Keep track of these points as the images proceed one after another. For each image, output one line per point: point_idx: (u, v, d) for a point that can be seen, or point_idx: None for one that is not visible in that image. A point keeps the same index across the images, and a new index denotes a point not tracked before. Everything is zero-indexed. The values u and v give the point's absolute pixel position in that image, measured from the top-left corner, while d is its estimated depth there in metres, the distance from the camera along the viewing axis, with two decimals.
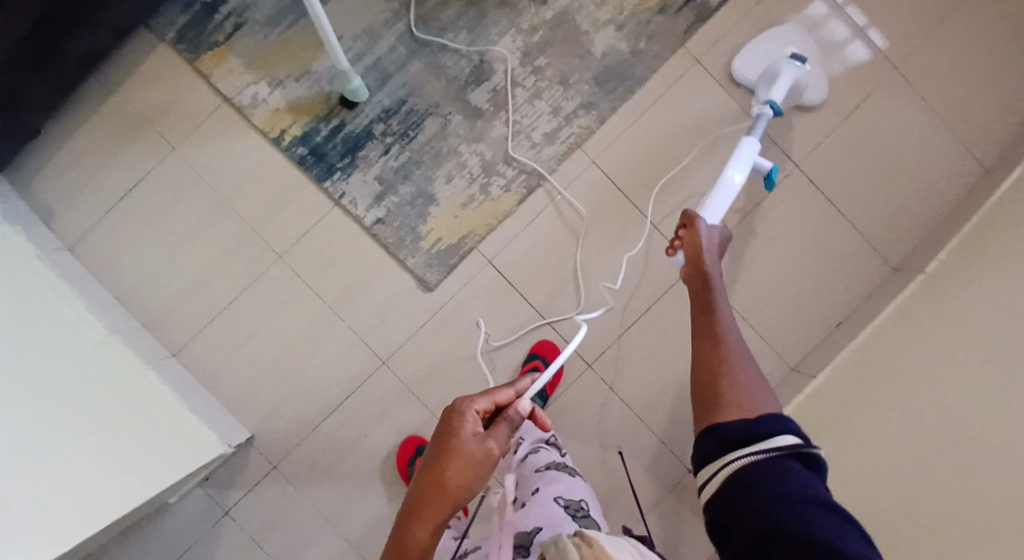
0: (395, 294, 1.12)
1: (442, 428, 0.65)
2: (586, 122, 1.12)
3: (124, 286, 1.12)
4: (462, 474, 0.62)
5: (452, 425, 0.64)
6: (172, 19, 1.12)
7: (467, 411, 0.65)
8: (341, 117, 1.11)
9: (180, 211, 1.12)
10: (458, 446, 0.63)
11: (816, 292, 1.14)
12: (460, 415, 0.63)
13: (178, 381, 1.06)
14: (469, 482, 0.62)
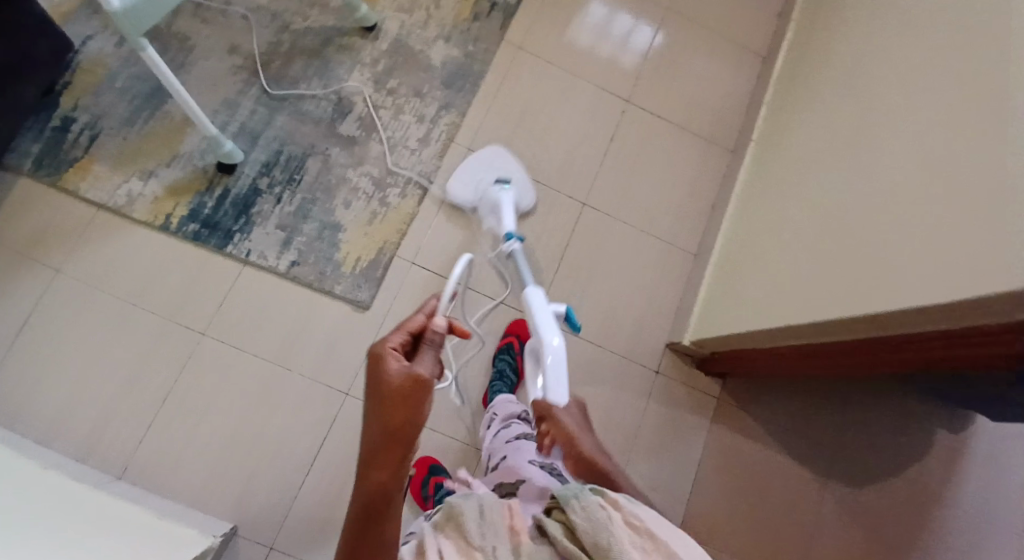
0: (335, 325, 1.12)
1: (366, 377, 0.63)
2: (450, 119, 1.25)
3: (38, 427, 1.01)
4: (398, 407, 0.59)
5: (375, 368, 0.62)
6: (24, 151, 1.10)
7: (383, 351, 0.64)
8: (224, 184, 1.14)
9: (80, 327, 1.05)
10: (387, 380, 0.61)
11: (689, 192, 1.33)
12: (376, 353, 0.62)
13: (136, 494, 0.96)
14: (415, 407, 0.60)
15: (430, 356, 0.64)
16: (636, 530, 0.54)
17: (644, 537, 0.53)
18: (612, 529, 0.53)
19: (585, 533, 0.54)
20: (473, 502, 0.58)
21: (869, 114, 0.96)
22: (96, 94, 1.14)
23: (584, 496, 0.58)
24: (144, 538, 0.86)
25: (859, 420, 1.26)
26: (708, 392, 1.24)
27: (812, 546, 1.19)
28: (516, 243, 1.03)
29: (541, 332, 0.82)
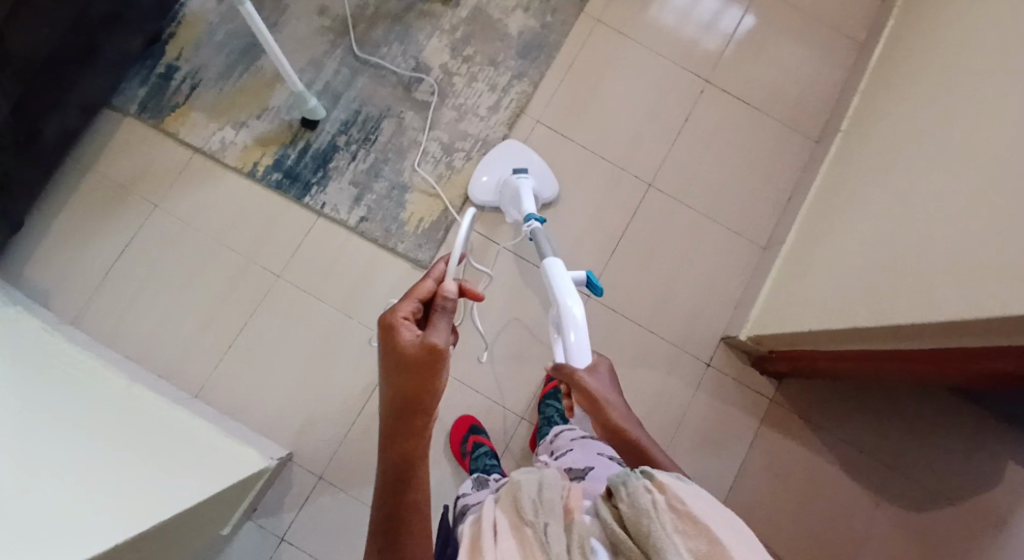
0: (394, 282, 1.17)
1: (382, 347, 0.66)
2: (522, 90, 1.26)
3: (128, 345, 1.12)
4: (412, 376, 0.62)
5: (391, 339, 0.64)
6: (132, 95, 1.20)
7: (398, 323, 0.65)
8: (305, 138, 1.21)
9: (171, 260, 1.16)
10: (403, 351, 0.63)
11: (762, 180, 1.28)
12: (388, 326, 0.64)
13: (208, 414, 1.06)
14: (427, 373, 0.62)
15: (442, 323, 0.66)
16: (679, 512, 0.52)
17: (686, 519, 0.51)
18: (654, 514, 0.52)
19: (630, 519, 0.53)
20: (533, 477, 0.59)
21: (968, 105, 0.88)
22: (198, 47, 1.23)
23: (631, 480, 0.56)
24: (209, 454, 0.95)
25: (925, 436, 1.19)
26: (761, 389, 1.20)
27: (857, 558, 1.14)
28: (536, 222, 0.99)
29: (559, 296, 0.82)
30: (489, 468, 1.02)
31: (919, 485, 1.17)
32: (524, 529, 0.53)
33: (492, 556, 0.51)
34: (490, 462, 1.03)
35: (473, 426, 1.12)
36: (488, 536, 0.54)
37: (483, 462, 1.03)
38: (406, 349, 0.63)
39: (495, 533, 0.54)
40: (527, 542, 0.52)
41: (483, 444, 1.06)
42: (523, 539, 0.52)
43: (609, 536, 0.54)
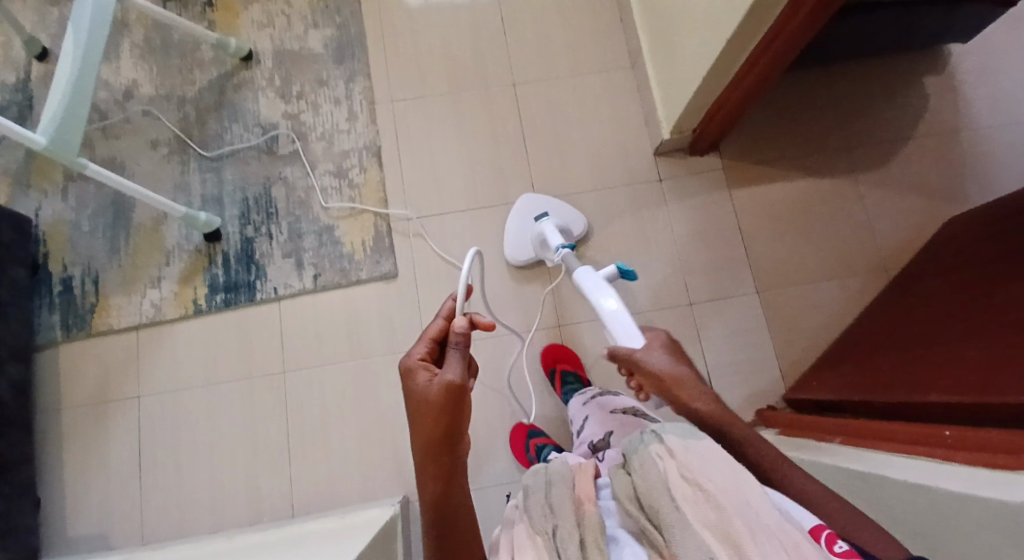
0: (381, 303, 1.20)
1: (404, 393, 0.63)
2: (362, 86, 1.31)
3: (205, 520, 1.11)
4: (432, 417, 0.58)
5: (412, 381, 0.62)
6: (47, 324, 1.17)
7: (412, 368, 0.63)
8: (220, 250, 1.21)
9: (188, 427, 1.15)
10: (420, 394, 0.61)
11: (592, 19, 1.37)
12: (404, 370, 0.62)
13: (317, 515, 1.07)
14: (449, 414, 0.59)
15: (456, 358, 0.62)
16: (692, 482, 0.55)
17: (700, 499, 0.53)
18: (664, 482, 0.56)
19: (641, 491, 0.57)
20: (541, 481, 0.63)
21: None
22: (74, 248, 1.21)
23: (644, 448, 0.61)
24: (341, 530, 0.97)
25: (850, 109, 1.32)
26: (711, 167, 1.30)
27: (874, 231, 1.26)
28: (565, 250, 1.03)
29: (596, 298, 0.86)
30: None
31: (874, 148, 1.30)
32: (539, 537, 0.57)
33: None
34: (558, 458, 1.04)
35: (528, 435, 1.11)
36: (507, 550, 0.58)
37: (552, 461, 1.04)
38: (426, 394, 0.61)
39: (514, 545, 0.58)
40: (539, 549, 0.56)
41: (547, 444, 1.08)
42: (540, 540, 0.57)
43: (629, 512, 0.57)
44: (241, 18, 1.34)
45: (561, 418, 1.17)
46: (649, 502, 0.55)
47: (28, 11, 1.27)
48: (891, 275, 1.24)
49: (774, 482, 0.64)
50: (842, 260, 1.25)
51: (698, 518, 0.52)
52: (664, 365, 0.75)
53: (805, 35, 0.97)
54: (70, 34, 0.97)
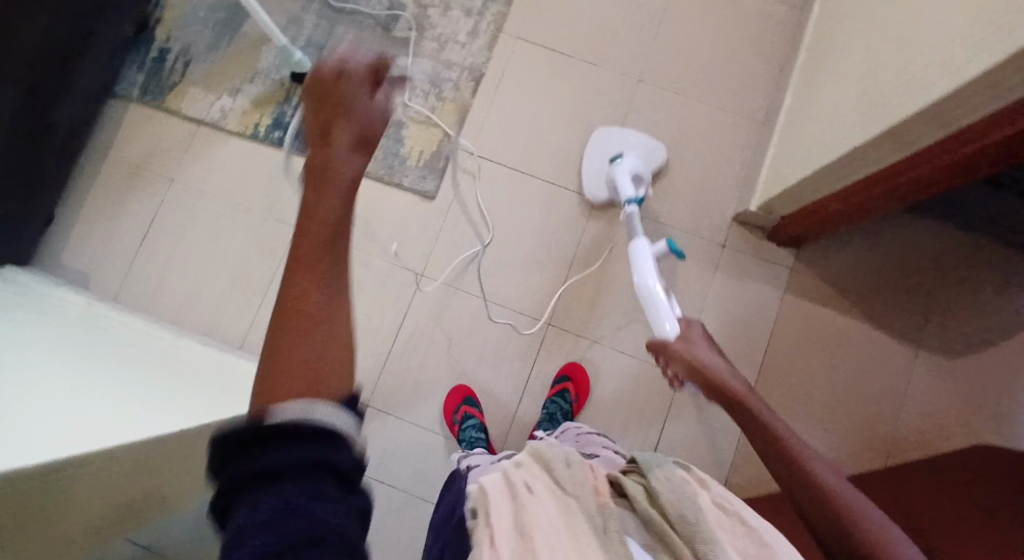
0: (406, 214, 1.22)
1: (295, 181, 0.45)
2: (497, 9, 1.27)
3: (169, 311, 1.19)
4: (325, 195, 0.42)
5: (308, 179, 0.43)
6: (131, 81, 1.26)
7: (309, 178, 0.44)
8: (298, 93, 1.24)
9: (196, 228, 1.22)
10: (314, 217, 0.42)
11: (751, 57, 1.27)
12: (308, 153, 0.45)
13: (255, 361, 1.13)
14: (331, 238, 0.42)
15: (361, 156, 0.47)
16: (724, 509, 0.64)
17: (732, 519, 0.63)
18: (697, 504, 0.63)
19: (671, 501, 0.64)
20: (559, 451, 0.71)
21: None
22: (183, 27, 1.27)
23: (668, 469, 0.69)
24: (261, 381, 1.03)
25: (956, 282, 1.18)
26: (780, 261, 1.21)
27: (903, 411, 1.15)
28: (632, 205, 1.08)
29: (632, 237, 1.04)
30: (475, 441, 1.06)
31: (957, 332, 1.17)
32: (568, 499, 0.64)
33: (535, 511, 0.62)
34: (477, 434, 1.07)
35: (464, 398, 1.14)
36: (525, 489, 0.65)
37: (469, 434, 1.07)
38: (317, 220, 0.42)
39: (532, 491, 0.65)
40: (568, 504, 0.64)
41: (473, 417, 1.10)
42: (564, 508, 0.63)
43: (649, 518, 0.64)
44: None
45: (503, 404, 1.17)
46: (684, 512, 0.62)
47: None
48: (892, 460, 1.13)
49: (776, 449, 0.66)
50: (854, 419, 1.16)
51: (736, 543, 0.60)
52: (699, 349, 0.85)
53: (932, 184, 0.88)
54: None
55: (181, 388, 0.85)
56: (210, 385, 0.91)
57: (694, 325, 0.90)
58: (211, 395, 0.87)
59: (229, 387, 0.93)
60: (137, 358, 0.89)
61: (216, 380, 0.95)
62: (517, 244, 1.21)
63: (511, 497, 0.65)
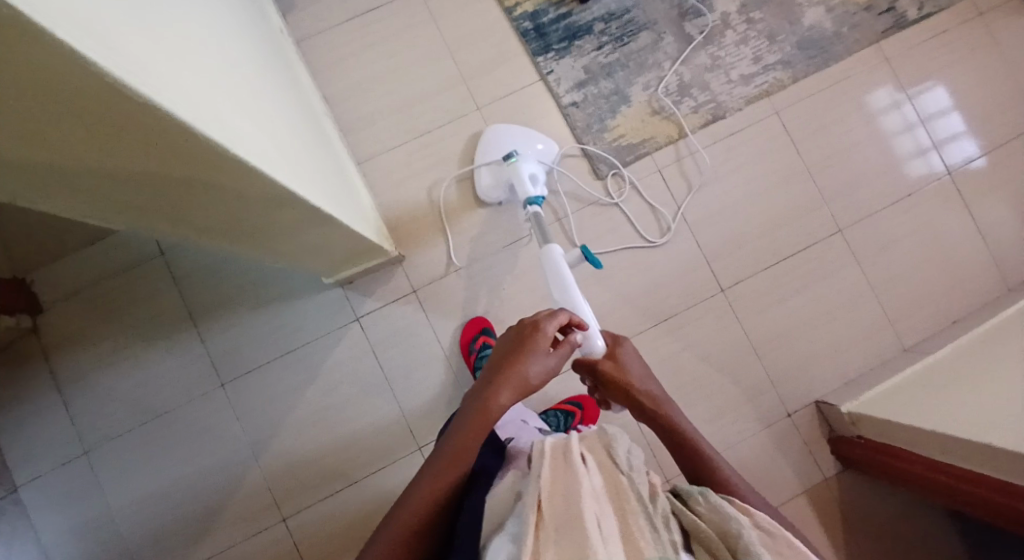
0: (569, 174, 1.19)
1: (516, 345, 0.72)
2: (780, 77, 1.22)
3: (329, 88, 1.18)
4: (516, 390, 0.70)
5: (516, 335, 0.73)
6: None
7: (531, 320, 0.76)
8: (571, 7, 1.22)
9: (402, 39, 1.20)
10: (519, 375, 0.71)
11: (939, 292, 1.22)
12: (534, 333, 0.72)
13: (366, 187, 1.15)
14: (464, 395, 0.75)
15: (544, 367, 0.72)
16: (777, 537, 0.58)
17: (776, 541, 0.58)
18: (742, 525, 0.57)
19: (716, 524, 0.58)
20: (624, 440, 0.63)
21: None
22: None
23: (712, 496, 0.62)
24: (356, 205, 1.04)
25: None
26: (822, 470, 1.16)
27: None
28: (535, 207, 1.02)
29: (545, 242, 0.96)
30: None
31: None
32: (621, 488, 0.58)
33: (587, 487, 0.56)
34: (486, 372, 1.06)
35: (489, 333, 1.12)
36: (580, 461, 0.59)
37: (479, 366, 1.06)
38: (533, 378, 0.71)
39: (587, 472, 0.58)
40: (622, 490, 0.57)
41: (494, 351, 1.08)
42: (614, 491, 0.58)
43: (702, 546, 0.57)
44: None
45: None
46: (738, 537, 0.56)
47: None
48: None
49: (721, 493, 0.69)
50: None
51: None
52: (634, 368, 0.79)
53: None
54: None
55: (305, 161, 0.85)
56: (321, 176, 0.91)
57: (626, 344, 0.81)
58: (321, 187, 0.87)
59: (334, 191, 0.94)
60: (289, 116, 0.91)
61: (328, 177, 0.96)
62: (632, 273, 1.18)
63: (565, 464, 0.59)
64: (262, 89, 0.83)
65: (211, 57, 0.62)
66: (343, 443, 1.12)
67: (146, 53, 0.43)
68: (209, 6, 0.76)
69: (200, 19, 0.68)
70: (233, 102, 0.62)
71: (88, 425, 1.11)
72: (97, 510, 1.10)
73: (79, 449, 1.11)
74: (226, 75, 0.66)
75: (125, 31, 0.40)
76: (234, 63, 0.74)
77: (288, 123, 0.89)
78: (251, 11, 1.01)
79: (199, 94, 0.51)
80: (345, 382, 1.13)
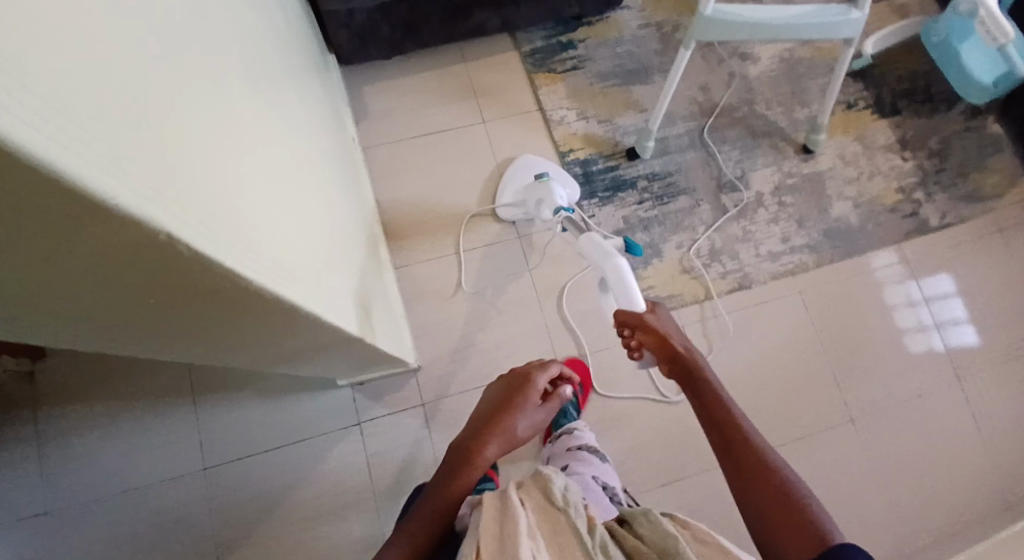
0: (595, 314, 1.23)
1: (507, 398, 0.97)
2: (806, 259, 1.28)
3: (383, 193, 1.25)
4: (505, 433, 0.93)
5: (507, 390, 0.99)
6: (531, 38, 1.36)
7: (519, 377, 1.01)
8: (620, 162, 1.31)
9: (459, 163, 1.28)
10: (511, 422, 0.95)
11: (945, 500, 1.19)
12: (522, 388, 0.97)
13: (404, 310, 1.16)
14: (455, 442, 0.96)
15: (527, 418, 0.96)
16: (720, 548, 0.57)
17: (711, 547, 0.57)
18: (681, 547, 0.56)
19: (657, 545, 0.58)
20: (562, 477, 0.62)
21: None
22: (599, 45, 1.38)
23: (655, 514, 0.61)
24: (389, 324, 1.02)
25: None
26: None
27: None
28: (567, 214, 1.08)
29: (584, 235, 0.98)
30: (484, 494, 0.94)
31: None
32: (560, 527, 0.57)
33: (524, 531, 0.55)
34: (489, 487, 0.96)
35: None
36: (517, 507, 0.57)
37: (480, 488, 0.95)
38: (519, 429, 0.97)
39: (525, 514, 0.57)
40: (561, 529, 0.56)
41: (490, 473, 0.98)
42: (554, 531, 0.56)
43: None
44: (846, 134, 1.36)
45: None
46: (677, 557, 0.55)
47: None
48: None
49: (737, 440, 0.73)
50: None
51: None
52: (669, 325, 0.89)
53: None
54: (805, 10, 1.07)
55: (354, 279, 0.85)
56: (364, 294, 0.91)
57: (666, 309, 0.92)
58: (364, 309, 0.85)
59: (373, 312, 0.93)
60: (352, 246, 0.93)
61: (369, 293, 0.96)
62: (641, 424, 1.17)
63: (501, 513, 0.57)
64: (336, 223, 0.85)
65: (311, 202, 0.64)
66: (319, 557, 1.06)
67: (264, 238, 0.42)
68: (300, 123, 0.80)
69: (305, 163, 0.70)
70: (322, 252, 0.63)
71: (61, 486, 1.05)
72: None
73: (40, 510, 1.04)
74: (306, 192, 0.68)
75: (250, 222, 0.40)
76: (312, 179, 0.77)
77: (344, 242, 0.89)
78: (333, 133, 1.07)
79: (298, 261, 0.50)
80: (334, 489, 1.09)
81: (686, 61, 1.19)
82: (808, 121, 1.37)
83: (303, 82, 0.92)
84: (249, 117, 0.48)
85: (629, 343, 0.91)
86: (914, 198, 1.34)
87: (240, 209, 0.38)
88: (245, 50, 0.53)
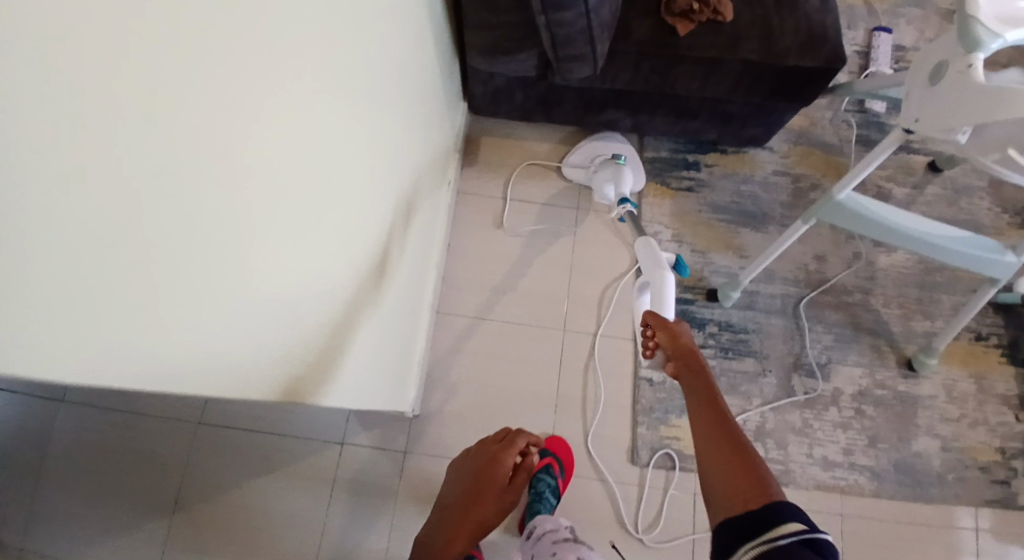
0: (606, 440, 1.15)
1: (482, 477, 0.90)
2: (860, 482, 1.12)
3: (457, 240, 1.27)
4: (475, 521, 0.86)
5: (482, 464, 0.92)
6: (660, 146, 1.34)
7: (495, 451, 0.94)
8: (697, 298, 1.23)
9: (538, 239, 1.28)
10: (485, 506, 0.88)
11: None
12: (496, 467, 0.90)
13: (423, 366, 1.16)
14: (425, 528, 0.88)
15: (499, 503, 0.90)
16: None
17: None
18: None
19: None
20: None
21: None
22: (725, 176, 1.33)
23: None
24: (399, 374, 1.05)
25: None
26: None
27: None
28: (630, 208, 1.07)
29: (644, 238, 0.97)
30: None
31: None
32: None
33: None
34: None
35: None
36: None
37: None
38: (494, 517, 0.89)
39: None
40: None
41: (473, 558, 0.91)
42: None
43: None
44: (962, 366, 1.19)
45: None
46: None
47: (961, 181, 1.36)
48: None
49: (712, 422, 0.70)
50: None
51: None
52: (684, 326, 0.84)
53: None
54: (951, 236, 0.95)
55: (378, 328, 0.87)
56: (385, 344, 0.92)
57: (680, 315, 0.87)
58: (372, 358, 0.87)
59: (386, 362, 0.94)
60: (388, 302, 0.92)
61: (392, 340, 0.97)
62: None
63: None
64: (384, 281, 0.87)
65: (337, 273, 0.64)
66: (251, 548, 1.12)
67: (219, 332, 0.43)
68: (393, 174, 0.82)
69: (357, 227, 0.69)
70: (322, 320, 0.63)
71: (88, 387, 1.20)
72: (43, 435, 1.18)
73: (58, 396, 1.19)
74: (356, 245, 0.70)
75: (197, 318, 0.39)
76: (378, 229, 0.79)
77: (389, 291, 0.91)
78: (429, 185, 1.10)
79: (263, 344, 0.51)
80: (294, 491, 1.14)
81: (802, 231, 1.09)
82: (923, 335, 1.22)
83: (414, 135, 0.93)
84: (283, 191, 0.46)
85: (647, 342, 0.86)
86: (1020, 469, 1.13)
87: (190, 307, 0.38)
88: (332, 129, 0.54)
